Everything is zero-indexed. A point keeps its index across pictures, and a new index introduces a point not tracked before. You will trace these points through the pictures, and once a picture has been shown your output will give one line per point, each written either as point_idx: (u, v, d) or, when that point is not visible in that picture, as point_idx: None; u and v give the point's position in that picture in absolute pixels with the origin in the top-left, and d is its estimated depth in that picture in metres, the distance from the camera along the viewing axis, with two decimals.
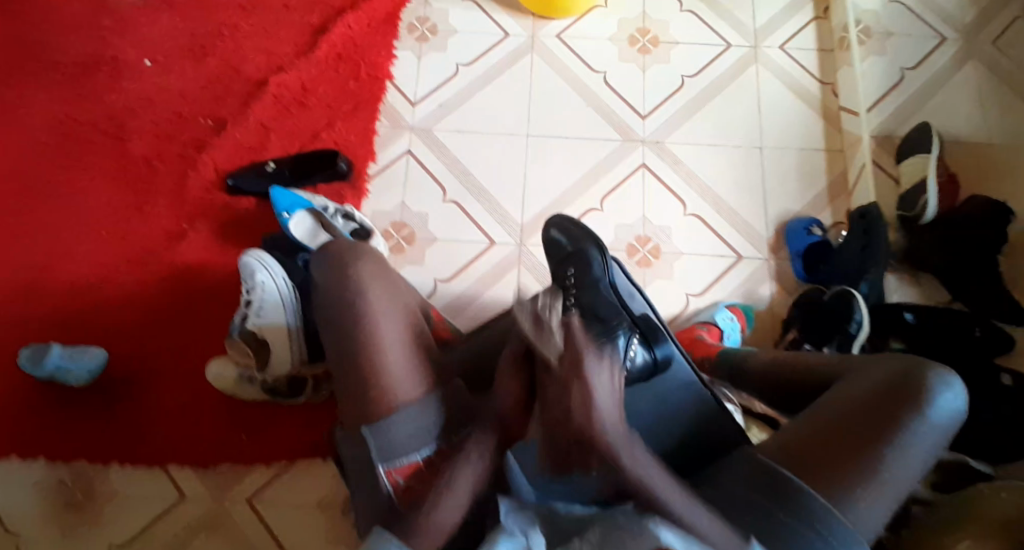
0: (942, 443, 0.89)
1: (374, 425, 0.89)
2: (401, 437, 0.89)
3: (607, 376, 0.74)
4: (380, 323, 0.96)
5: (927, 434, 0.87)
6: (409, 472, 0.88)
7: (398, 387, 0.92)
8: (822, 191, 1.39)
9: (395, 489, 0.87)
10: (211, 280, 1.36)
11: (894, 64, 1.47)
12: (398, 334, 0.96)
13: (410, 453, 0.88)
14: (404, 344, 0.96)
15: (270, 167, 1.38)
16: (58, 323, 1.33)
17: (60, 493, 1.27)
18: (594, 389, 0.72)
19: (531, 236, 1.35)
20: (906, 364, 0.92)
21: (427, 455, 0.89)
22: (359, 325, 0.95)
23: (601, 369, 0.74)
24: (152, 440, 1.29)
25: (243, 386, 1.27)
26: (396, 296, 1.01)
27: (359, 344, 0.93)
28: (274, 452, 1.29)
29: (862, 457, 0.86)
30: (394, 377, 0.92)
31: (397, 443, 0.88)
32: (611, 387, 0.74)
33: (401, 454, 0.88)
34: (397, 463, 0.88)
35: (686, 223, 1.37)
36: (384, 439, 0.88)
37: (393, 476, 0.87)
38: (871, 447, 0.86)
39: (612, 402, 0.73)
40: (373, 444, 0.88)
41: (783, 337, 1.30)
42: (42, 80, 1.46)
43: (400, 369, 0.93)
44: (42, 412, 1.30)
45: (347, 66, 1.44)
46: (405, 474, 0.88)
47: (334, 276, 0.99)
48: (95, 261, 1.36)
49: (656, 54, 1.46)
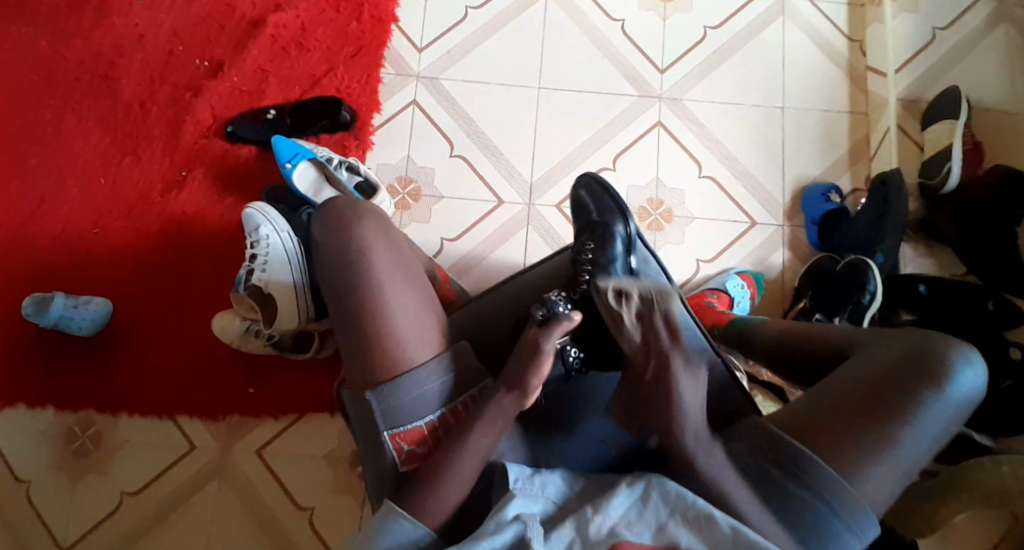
0: (957, 421, 0.86)
1: (378, 388, 0.89)
2: (407, 403, 0.89)
3: (693, 382, 0.85)
4: (383, 287, 0.92)
5: (943, 408, 0.84)
6: (414, 438, 0.89)
7: (405, 354, 0.90)
8: (842, 155, 1.35)
9: (400, 454, 0.89)
10: (209, 231, 1.32)
11: (926, 22, 1.38)
12: (404, 296, 0.93)
13: (415, 420, 0.89)
14: (410, 307, 0.93)
15: (270, 115, 1.32)
16: (57, 273, 1.30)
17: (70, 441, 1.29)
18: (685, 395, 0.84)
19: (540, 196, 1.31)
20: (929, 337, 0.88)
21: (430, 422, 0.90)
22: (363, 290, 0.92)
23: (689, 382, 0.85)
24: (160, 393, 1.30)
25: (248, 340, 1.27)
26: (402, 255, 0.97)
27: (361, 309, 0.91)
28: (281, 406, 1.31)
29: (874, 429, 0.83)
30: (402, 343, 0.91)
31: (402, 410, 0.89)
32: (699, 394, 0.85)
33: (405, 420, 0.89)
34: (400, 429, 0.89)
35: (700, 186, 1.33)
36: (389, 404, 0.88)
37: (397, 442, 0.89)
38: (884, 419, 0.83)
39: (696, 406, 0.84)
40: (377, 409, 0.89)
41: (793, 306, 1.30)
42: (26, 12, 1.37)
43: (407, 335, 0.91)
44: (48, 362, 1.30)
45: (349, 7, 1.35)
46: (410, 439, 0.89)
47: (335, 234, 0.95)
48: (91, 210, 1.32)
49: (677, 3, 1.38)
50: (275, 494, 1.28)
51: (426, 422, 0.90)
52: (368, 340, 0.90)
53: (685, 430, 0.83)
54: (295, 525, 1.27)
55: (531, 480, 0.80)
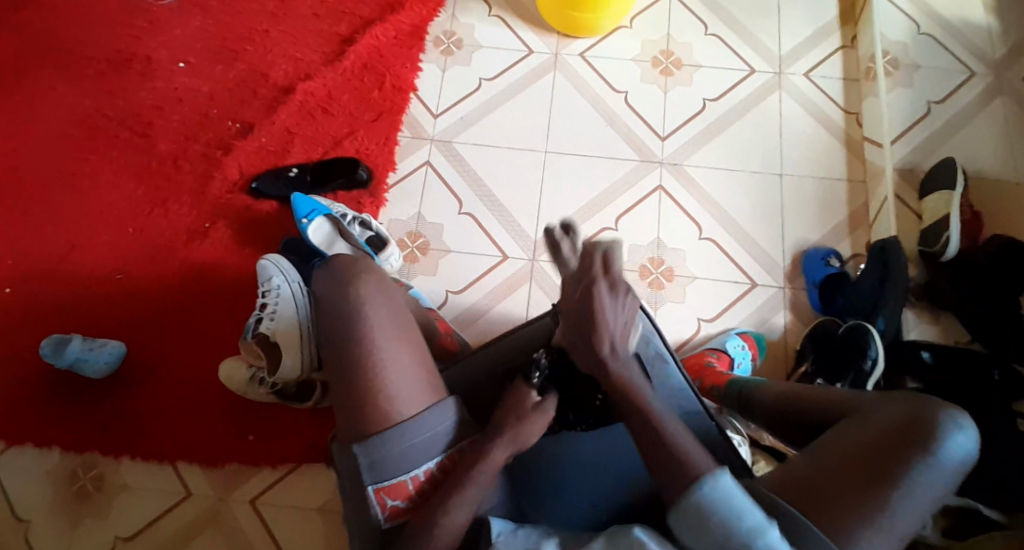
0: (952, 489, 0.88)
1: (365, 443, 0.93)
2: (393, 457, 0.93)
3: (619, 305, 0.86)
4: (376, 343, 0.96)
5: (935, 474, 0.87)
6: (398, 494, 0.94)
7: (393, 408, 0.94)
8: (842, 221, 1.38)
9: (384, 507, 0.94)
10: (226, 279, 1.38)
11: (920, 97, 1.42)
12: (397, 352, 0.97)
13: (400, 474, 0.94)
14: (402, 361, 0.97)
15: (292, 172, 1.40)
16: (80, 317, 1.36)
17: (72, 483, 1.30)
18: (605, 315, 0.86)
19: (544, 252, 1.36)
20: (919, 404, 0.92)
21: (416, 477, 0.94)
22: (355, 344, 0.96)
23: (614, 303, 0.86)
24: (166, 436, 1.32)
25: (252, 387, 1.30)
26: (396, 312, 1.02)
27: (353, 362, 0.95)
28: (279, 454, 1.32)
29: (867, 494, 0.86)
30: (391, 397, 0.95)
31: (388, 465, 0.93)
32: (625, 312, 0.87)
33: (390, 476, 0.94)
34: (384, 483, 0.93)
35: (700, 247, 1.37)
36: (375, 458, 0.93)
37: (381, 496, 0.94)
38: (877, 484, 0.86)
39: (620, 323, 0.87)
40: (363, 462, 0.93)
41: (795, 370, 1.30)
42: (76, 76, 1.49)
43: (397, 390, 0.95)
44: (61, 403, 1.33)
45: (371, 77, 1.45)
46: (393, 494, 0.94)
47: (335, 287, 1.00)
48: (118, 257, 1.39)
49: (678, 77, 1.45)
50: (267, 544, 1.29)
51: (411, 477, 0.94)
52: (358, 393, 0.94)
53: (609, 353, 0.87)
54: None
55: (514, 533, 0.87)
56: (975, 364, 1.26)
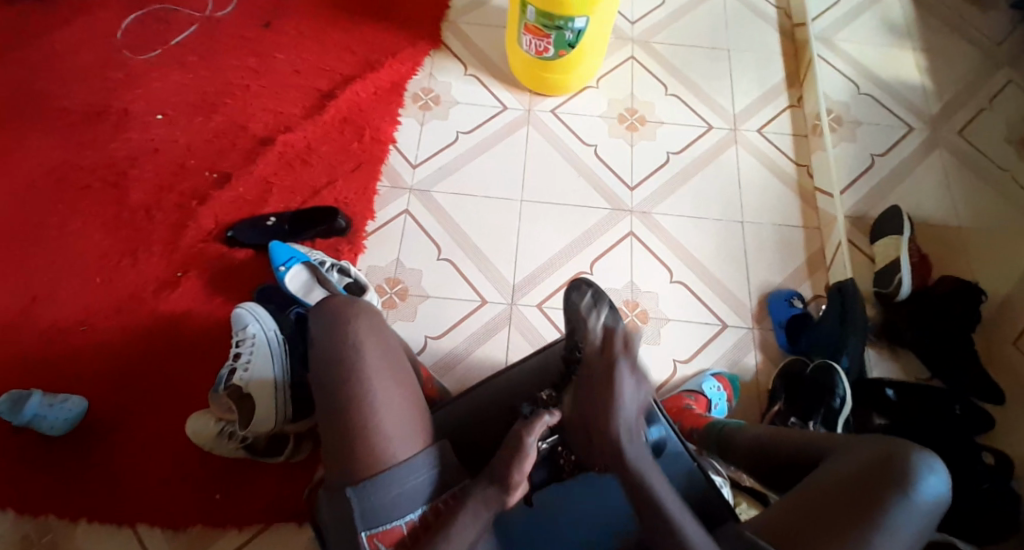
0: (928, 527, 0.92)
1: (359, 487, 0.90)
2: (388, 501, 0.91)
3: (636, 385, 0.88)
4: (376, 388, 0.94)
5: (912, 514, 0.91)
6: (392, 539, 0.91)
7: (391, 451, 0.92)
8: (802, 264, 1.46)
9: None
10: (198, 328, 1.35)
11: (864, 150, 1.55)
12: (391, 393, 0.95)
13: (394, 520, 0.91)
14: (398, 403, 0.95)
15: (270, 221, 1.40)
16: (38, 370, 1.30)
17: (23, 549, 1.21)
18: (624, 398, 0.87)
19: (522, 295, 1.38)
20: (892, 445, 0.96)
21: (411, 522, 0.91)
22: (353, 386, 0.94)
23: (633, 382, 0.88)
24: (128, 494, 1.25)
25: (222, 442, 1.23)
26: (391, 353, 0.99)
27: (351, 405, 0.93)
28: (248, 513, 1.25)
29: (849, 538, 0.89)
30: (388, 440, 0.93)
31: (382, 510, 0.90)
32: (640, 397, 0.89)
33: (384, 521, 0.91)
34: (379, 529, 0.90)
35: (672, 289, 1.42)
36: (368, 503, 0.90)
37: (374, 543, 0.90)
38: (858, 528, 0.90)
39: (634, 407, 0.88)
40: (357, 508, 0.90)
41: (769, 409, 1.33)
42: (48, 126, 1.48)
43: (391, 431, 0.93)
44: (13, 461, 1.25)
45: (351, 130, 1.49)
46: (386, 540, 0.91)
47: (330, 327, 0.98)
48: (83, 307, 1.35)
49: (643, 131, 1.54)
50: None
51: (406, 522, 0.91)
52: (355, 435, 0.92)
53: (619, 427, 0.87)
54: None
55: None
56: (938, 400, 1.31)
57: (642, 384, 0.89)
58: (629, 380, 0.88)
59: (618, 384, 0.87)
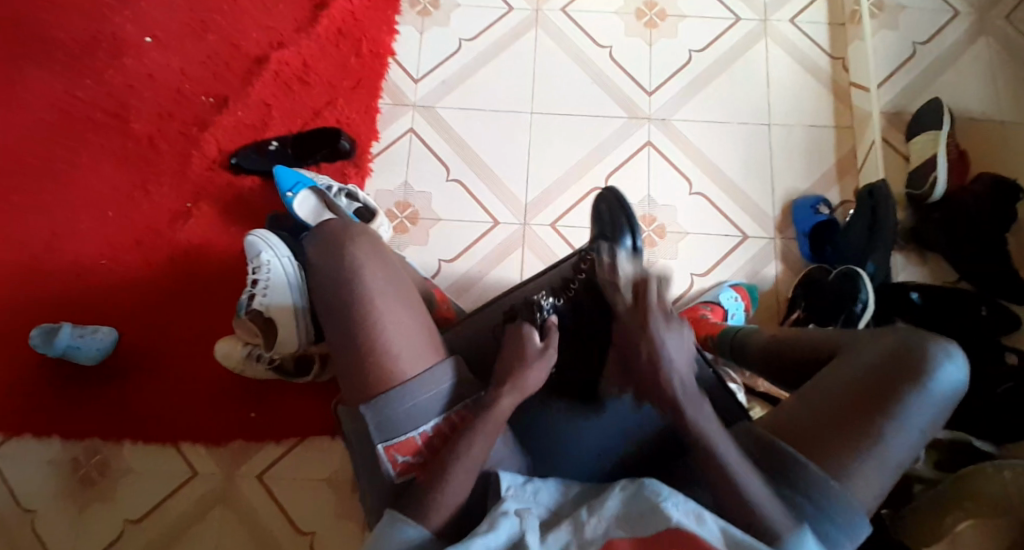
0: (942, 416, 0.90)
1: (372, 402, 0.91)
2: (402, 414, 0.91)
3: (679, 340, 0.87)
4: (380, 307, 0.95)
5: (927, 404, 0.88)
6: (408, 450, 0.92)
7: (398, 367, 0.92)
8: (831, 168, 1.38)
9: (395, 465, 0.93)
10: (213, 259, 1.36)
11: (906, 39, 1.42)
12: (397, 314, 0.95)
13: (409, 432, 0.92)
14: (404, 322, 0.95)
15: (273, 145, 1.37)
16: (66, 304, 1.33)
17: (75, 470, 1.30)
18: (670, 351, 0.86)
19: (536, 217, 1.35)
20: (908, 334, 0.93)
21: (425, 432, 0.92)
22: (358, 306, 0.94)
23: (675, 334, 0.87)
24: (166, 418, 1.31)
25: (250, 364, 1.28)
26: (394, 274, 1.00)
27: (357, 325, 0.94)
28: (284, 429, 1.32)
29: (861, 425, 0.87)
30: (394, 358, 0.93)
31: (395, 423, 0.91)
32: (686, 347, 0.88)
33: (400, 432, 0.92)
34: (395, 440, 0.91)
35: (691, 202, 1.36)
36: (383, 417, 0.91)
37: (392, 454, 0.92)
38: (871, 416, 0.87)
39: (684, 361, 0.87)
40: (371, 422, 0.91)
41: (787, 316, 1.31)
42: (40, 55, 1.44)
43: (400, 350, 0.93)
44: (56, 390, 1.32)
45: (348, 42, 1.41)
46: (404, 450, 0.92)
47: (331, 261, 0.97)
48: (100, 240, 1.36)
49: (663, 29, 1.43)
50: (278, 521, 1.28)
51: (420, 433, 0.92)
52: (361, 356, 0.93)
53: (675, 382, 0.86)
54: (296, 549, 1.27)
55: (523, 487, 0.87)
56: (964, 301, 1.27)
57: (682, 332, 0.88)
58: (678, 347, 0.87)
59: (663, 343, 0.87)
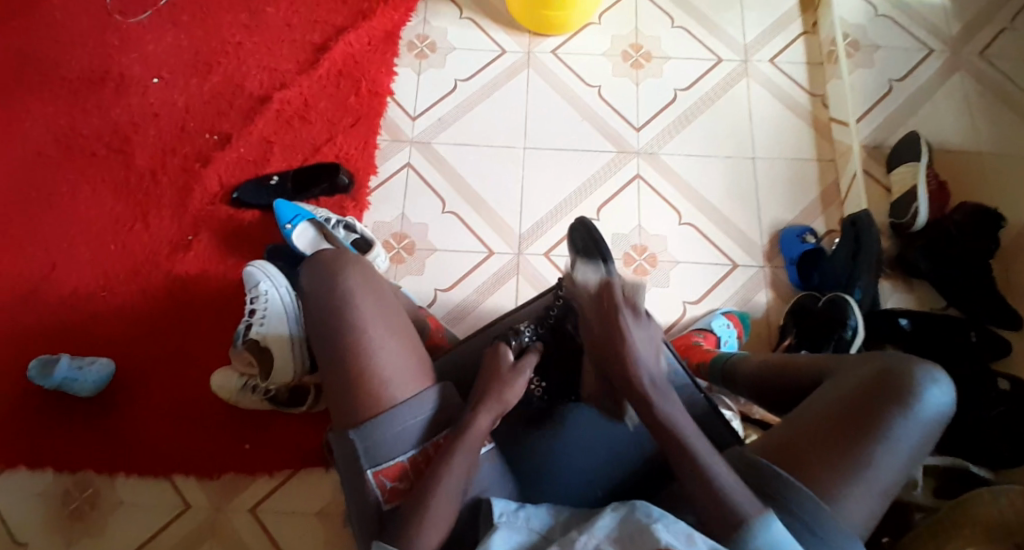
0: (931, 439, 0.89)
1: (361, 427, 0.89)
2: (391, 438, 0.90)
3: (643, 331, 0.89)
4: (372, 335, 0.93)
5: (914, 427, 0.88)
6: (397, 474, 0.90)
7: (390, 393, 0.91)
8: (815, 199, 1.42)
9: (383, 491, 0.90)
10: (211, 290, 1.38)
11: (882, 75, 1.50)
12: (388, 340, 0.93)
13: (397, 456, 0.90)
14: (395, 347, 0.93)
15: (274, 180, 1.41)
16: (64, 335, 1.35)
17: (65, 503, 1.28)
18: (636, 341, 0.88)
19: (529, 246, 1.38)
20: (893, 359, 0.93)
21: (414, 457, 0.90)
22: (349, 331, 0.93)
23: (640, 326, 0.89)
24: (159, 449, 1.31)
25: (245, 396, 1.28)
26: (385, 298, 0.98)
27: (349, 350, 0.92)
28: (277, 460, 1.31)
29: (849, 447, 0.87)
30: (386, 383, 0.91)
31: (384, 447, 0.89)
32: (653, 341, 0.89)
33: (388, 457, 0.90)
34: (383, 464, 0.89)
35: (680, 232, 1.40)
36: (371, 441, 0.89)
37: (380, 479, 0.89)
38: (857, 440, 0.88)
39: (649, 352, 0.88)
40: (360, 447, 0.89)
41: (778, 344, 1.32)
42: (49, 95, 1.49)
43: (391, 373, 0.92)
44: (49, 420, 1.32)
45: (348, 83, 1.48)
46: (392, 475, 0.90)
47: (320, 283, 0.96)
48: (100, 272, 1.38)
49: (648, 69, 1.50)
50: None
51: (409, 457, 0.90)
52: (353, 382, 0.91)
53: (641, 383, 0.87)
54: None
55: (515, 513, 0.84)
56: (950, 330, 1.28)
57: (649, 327, 0.90)
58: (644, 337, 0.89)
59: (628, 329, 0.88)
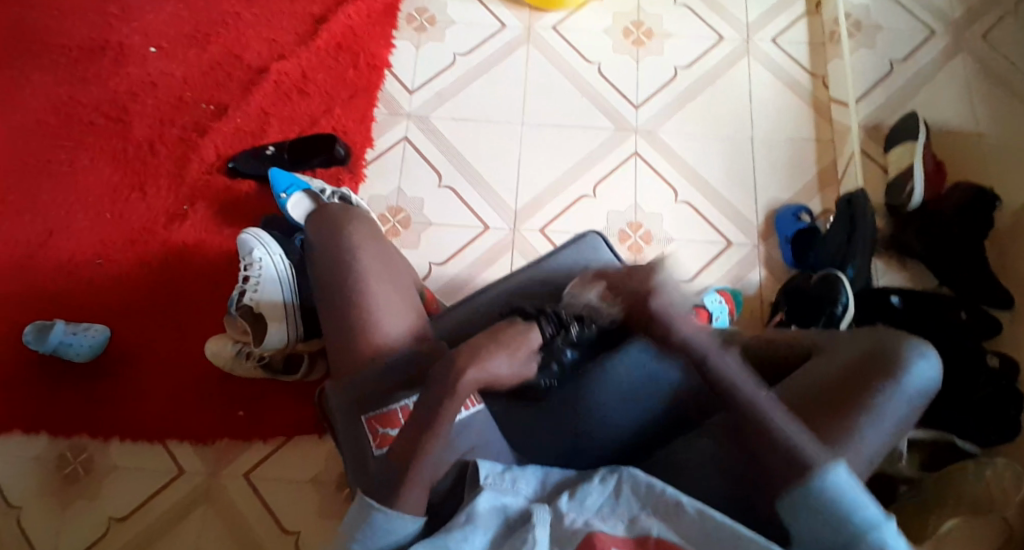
0: (914, 414, 0.92)
1: (354, 371, 0.95)
2: (382, 385, 0.93)
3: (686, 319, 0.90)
4: (371, 284, 0.99)
5: (900, 400, 0.90)
6: (389, 422, 0.92)
7: (387, 339, 0.96)
8: (812, 179, 1.41)
9: (376, 438, 0.92)
10: (208, 259, 1.39)
11: (882, 56, 1.48)
12: (388, 292, 0.99)
13: (390, 405, 0.93)
14: (393, 300, 0.99)
15: (269, 150, 1.41)
16: (60, 302, 1.36)
17: (62, 467, 1.30)
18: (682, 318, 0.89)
19: (525, 221, 1.38)
20: (883, 335, 0.95)
21: (405, 405, 0.92)
22: (350, 282, 0.98)
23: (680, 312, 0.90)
24: (154, 416, 1.32)
25: (239, 362, 1.29)
26: (388, 257, 1.04)
27: (348, 299, 0.97)
28: (271, 428, 1.32)
29: (839, 418, 0.90)
30: (383, 331, 0.97)
31: (375, 394, 0.93)
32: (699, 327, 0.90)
33: (382, 405, 0.93)
34: (375, 411, 0.93)
35: (676, 210, 1.39)
36: (362, 388, 0.94)
37: (374, 426, 0.93)
38: (842, 413, 0.90)
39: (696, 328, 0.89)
40: (354, 394, 0.94)
41: (771, 320, 1.31)
42: (49, 63, 1.50)
43: (389, 323, 0.97)
44: (46, 386, 1.33)
45: (347, 55, 1.48)
46: (384, 423, 0.92)
47: (328, 238, 1.02)
48: (97, 240, 1.39)
49: (649, 46, 1.50)
50: (263, 522, 1.28)
51: (401, 406, 0.92)
52: (351, 329, 0.96)
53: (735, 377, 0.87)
54: None
55: (501, 475, 0.86)
56: (943, 308, 1.27)
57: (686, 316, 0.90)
58: (666, 295, 0.93)
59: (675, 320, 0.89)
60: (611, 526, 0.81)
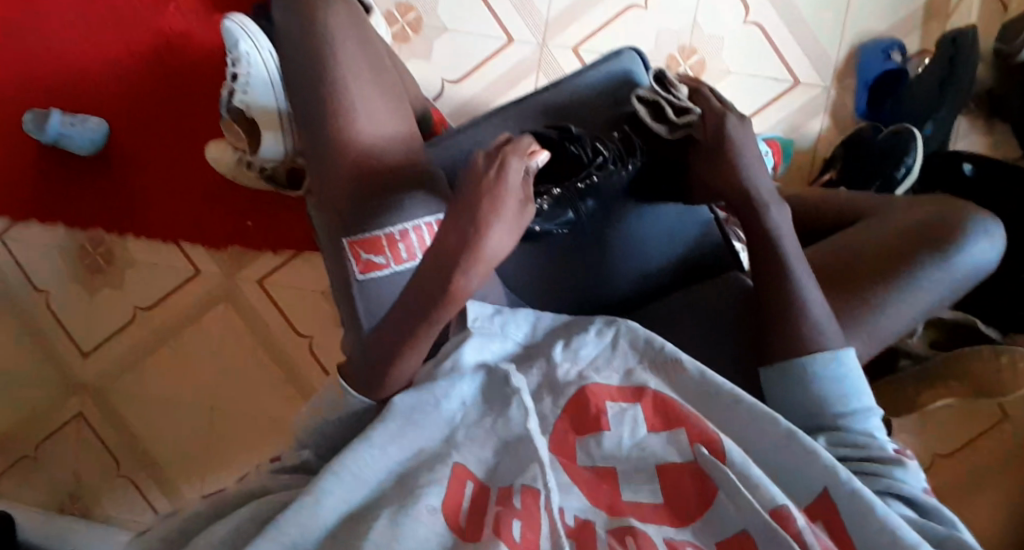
0: (955, 293, 0.85)
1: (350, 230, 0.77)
2: (377, 209, 0.77)
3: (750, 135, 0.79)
4: (362, 99, 0.78)
5: (942, 277, 0.83)
6: (375, 247, 0.76)
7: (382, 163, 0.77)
8: (919, 6, 1.18)
9: (359, 264, 0.77)
10: (203, 53, 1.25)
11: None
12: (379, 100, 0.79)
13: (378, 228, 0.76)
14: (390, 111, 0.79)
15: None
16: (55, 87, 1.25)
17: (83, 257, 1.26)
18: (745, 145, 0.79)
19: (557, 36, 1.18)
20: (946, 206, 0.87)
21: (394, 232, 0.76)
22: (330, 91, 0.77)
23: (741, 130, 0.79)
24: (161, 211, 1.26)
25: (242, 171, 1.18)
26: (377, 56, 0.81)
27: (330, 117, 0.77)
28: (281, 241, 1.26)
29: (870, 291, 0.82)
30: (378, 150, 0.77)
31: (365, 212, 0.77)
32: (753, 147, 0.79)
33: (369, 226, 0.77)
34: (361, 235, 0.76)
35: (743, 33, 1.18)
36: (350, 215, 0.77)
37: (357, 249, 0.77)
38: (871, 283, 0.83)
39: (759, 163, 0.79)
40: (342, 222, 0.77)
41: (820, 176, 1.18)
42: None
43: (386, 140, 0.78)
44: (49, 172, 1.25)
45: None
46: (369, 248, 0.77)
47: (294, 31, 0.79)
48: (84, 18, 1.24)
49: None
50: (277, 322, 1.26)
51: (392, 232, 0.76)
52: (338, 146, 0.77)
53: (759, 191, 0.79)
54: (297, 352, 1.25)
55: (491, 319, 0.72)
56: None
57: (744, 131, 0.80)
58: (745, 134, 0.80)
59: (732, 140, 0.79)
60: (607, 374, 0.67)
